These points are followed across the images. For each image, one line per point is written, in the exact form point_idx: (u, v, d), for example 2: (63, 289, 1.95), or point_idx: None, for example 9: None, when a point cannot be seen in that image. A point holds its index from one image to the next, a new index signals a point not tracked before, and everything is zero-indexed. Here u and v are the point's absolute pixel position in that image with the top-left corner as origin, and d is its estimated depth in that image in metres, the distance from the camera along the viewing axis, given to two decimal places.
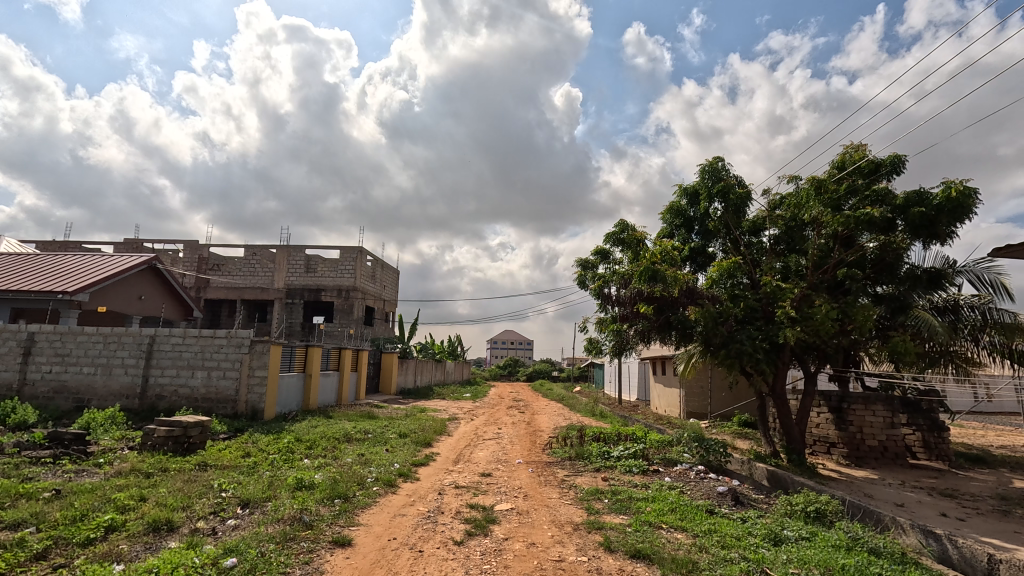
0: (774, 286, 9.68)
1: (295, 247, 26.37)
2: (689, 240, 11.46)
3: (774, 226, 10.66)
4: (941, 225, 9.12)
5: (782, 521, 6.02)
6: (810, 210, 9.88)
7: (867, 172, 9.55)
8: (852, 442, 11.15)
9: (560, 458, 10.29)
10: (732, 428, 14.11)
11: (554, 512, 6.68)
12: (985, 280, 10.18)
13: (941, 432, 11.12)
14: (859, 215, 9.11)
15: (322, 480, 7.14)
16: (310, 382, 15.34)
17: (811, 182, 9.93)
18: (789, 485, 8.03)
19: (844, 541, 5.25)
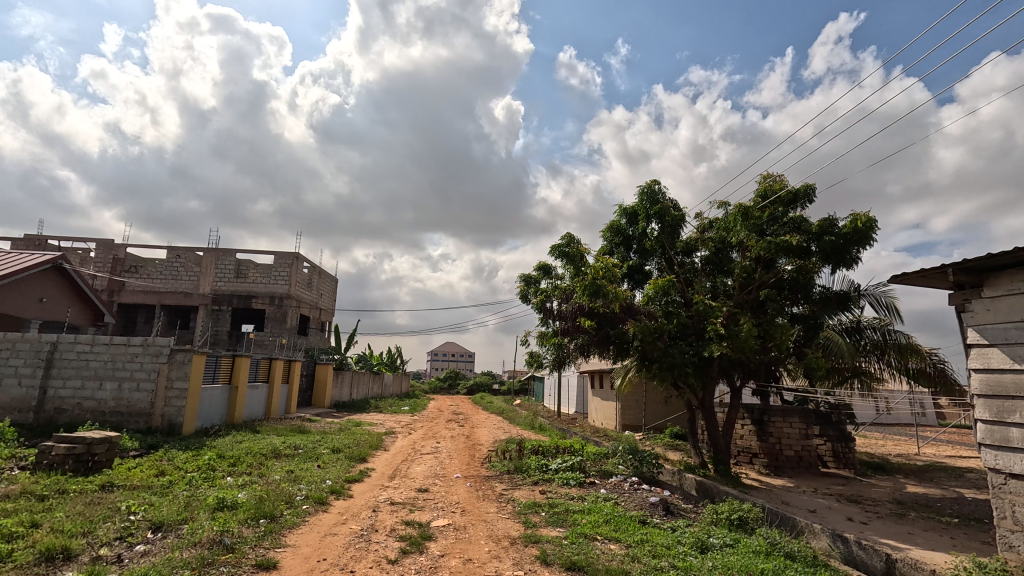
0: (705, 305, 10.23)
1: (225, 251, 24.91)
2: (628, 258, 11.94)
3: (704, 248, 11.31)
4: (848, 252, 10.02)
5: (708, 530, 6.30)
6: (737, 234, 10.59)
7: (786, 201, 10.42)
8: (772, 452, 11.90)
9: (499, 471, 10.27)
10: (664, 440, 14.67)
11: (491, 526, 6.63)
12: (882, 303, 11.23)
13: (848, 442, 12.11)
14: (779, 241, 9.90)
15: (246, 499, 6.71)
16: (236, 394, 14.43)
17: (738, 208, 10.69)
18: (715, 495, 8.41)
19: (763, 547, 5.57)
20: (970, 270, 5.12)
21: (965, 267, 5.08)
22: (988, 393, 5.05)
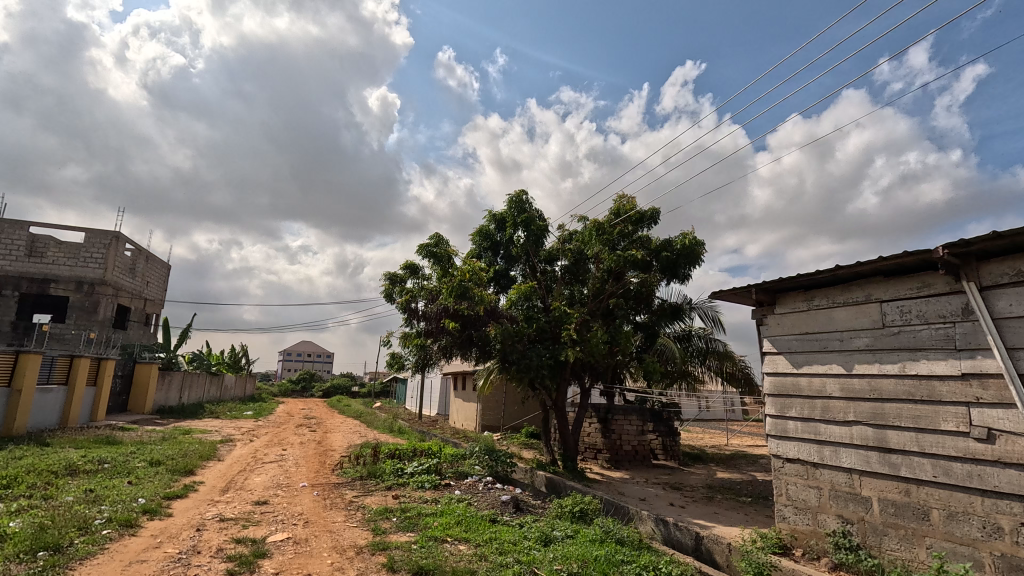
0: (562, 311, 10.89)
1: (13, 223, 20.22)
2: (494, 263, 12.26)
3: (564, 258, 12.06)
4: (681, 268, 11.46)
5: (552, 523, 6.68)
6: (593, 247, 11.47)
7: (634, 220, 11.62)
8: (613, 447, 13.06)
9: (350, 478, 9.78)
10: (520, 440, 15.29)
11: (336, 537, 6.27)
12: (709, 315, 13.03)
13: (674, 436, 13.87)
14: (627, 255, 10.99)
15: (20, 528, 5.46)
16: (18, 399, 11.74)
17: (594, 224, 11.62)
18: (562, 489, 8.97)
19: (598, 535, 6.06)
20: (767, 289, 6.12)
21: (765, 287, 6.06)
22: (775, 392, 6.11)
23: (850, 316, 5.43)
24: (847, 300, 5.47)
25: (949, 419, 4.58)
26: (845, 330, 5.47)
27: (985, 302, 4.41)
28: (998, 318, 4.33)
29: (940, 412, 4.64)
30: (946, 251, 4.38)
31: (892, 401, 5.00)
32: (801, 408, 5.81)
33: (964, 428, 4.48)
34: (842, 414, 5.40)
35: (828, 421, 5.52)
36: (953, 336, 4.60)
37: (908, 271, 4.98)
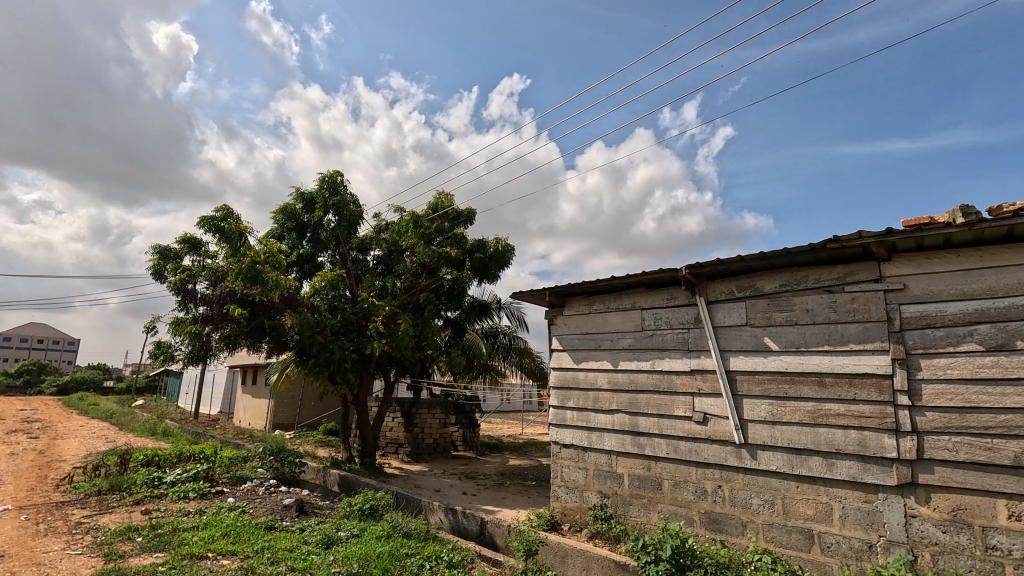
0: (370, 302, 10.48)
1: None
2: (298, 246, 11.21)
3: (378, 248, 11.63)
4: (491, 269, 12.02)
5: (338, 524, 6.34)
6: (408, 239, 11.30)
7: (450, 218, 11.82)
8: (415, 441, 13.05)
9: (82, 494, 7.88)
10: (316, 437, 14.29)
11: (47, 571, 4.95)
12: (514, 315, 13.94)
13: (474, 428, 14.56)
14: (441, 251, 11.15)
15: None
16: None
17: (411, 215, 11.45)
18: (355, 487, 8.61)
19: (385, 531, 5.95)
20: (559, 293, 6.75)
21: (557, 291, 6.68)
22: (558, 385, 6.79)
23: (619, 320, 6.32)
24: (620, 305, 6.36)
25: (680, 406, 5.64)
26: (615, 332, 6.34)
27: (710, 313, 5.55)
28: (717, 326, 5.49)
29: (674, 401, 5.71)
30: (688, 270, 5.37)
31: (644, 392, 5.97)
32: (578, 399, 6.57)
33: (689, 413, 5.57)
34: (608, 404, 6.25)
35: (597, 410, 6.35)
36: (687, 340, 5.69)
37: (663, 285, 5.99)
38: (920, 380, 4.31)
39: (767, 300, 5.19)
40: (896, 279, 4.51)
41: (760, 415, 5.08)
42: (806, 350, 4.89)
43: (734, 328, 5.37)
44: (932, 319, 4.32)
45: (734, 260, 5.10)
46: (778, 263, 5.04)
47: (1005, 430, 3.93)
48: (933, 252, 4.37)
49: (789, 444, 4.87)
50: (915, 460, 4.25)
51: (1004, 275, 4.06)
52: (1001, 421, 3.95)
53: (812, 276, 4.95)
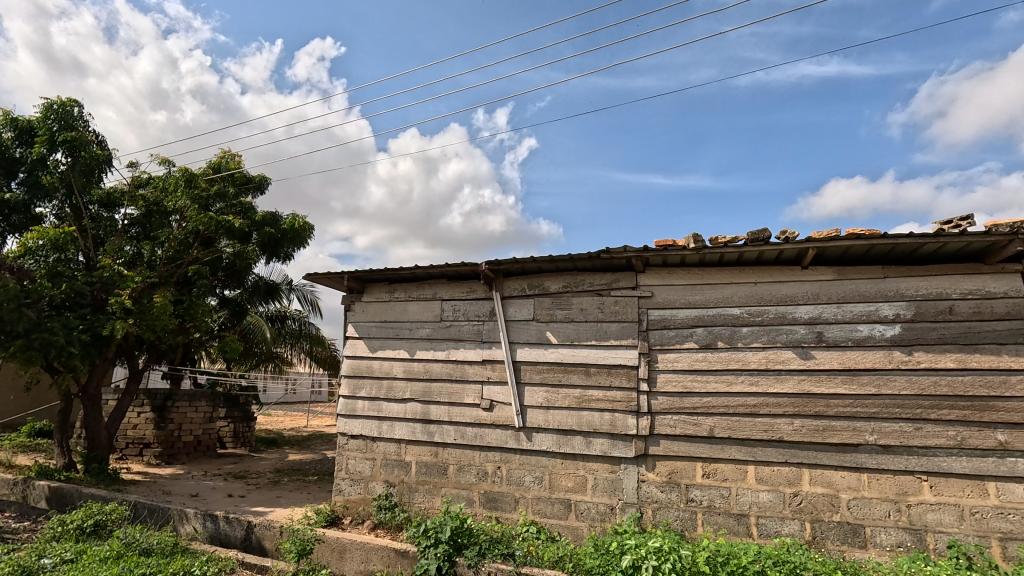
0: (112, 272, 8.49)
1: None
2: (3, 189, 8.48)
3: (132, 206, 9.45)
4: (283, 247, 10.78)
5: (41, 550, 4.94)
6: (176, 200, 9.50)
7: (237, 182, 10.53)
8: (168, 440, 10.84)
9: None
10: (15, 441, 10.94)
11: None
12: (307, 299, 12.83)
13: (248, 422, 13.07)
14: (221, 220, 9.56)
15: None
16: None
17: (183, 172, 9.63)
18: (73, 500, 6.85)
19: (114, 551, 4.85)
20: (358, 278, 6.42)
21: (356, 276, 6.34)
22: (350, 374, 6.47)
23: (419, 309, 6.32)
24: (421, 295, 6.36)
25: (470, 394, 5.92)
26: (414, 321, 6.32)
27: (503, 308, 5.95)
28: (508, 320, 5.91)
29: (465, 389, 5.96)
30: (487, 266, 5.65)
31: (437, 381, 6.09)
32: (370, 388, 6.36)
33: (478, 400, 5.87)
34: (401, 393, 6.21)
35: (390, 399, 6.25)
36: (481, 331, 6.00)
37: (463, 278, 6.19)
38: (657, 370, 5.32)
39: (552, 299, 5.79)
40: (647, 288, 5.48)
41: (538, 401, 5.64)
42: (578, 344, 5.61)
43: (523, 322, 5.85)
44: (668, 321, 5.37)
45: (528, 260, 5.54)
46: (563, 267, 5.65)
47: (705, 409, 5.11)
48: (673, 268, 5.43)
49: (558, 426, 5.52)
50: (648, 435, 5.23)
51: (713, 291, 5.28)
52: (704, 402, 5.13)
53: (588, 280, 5.69)
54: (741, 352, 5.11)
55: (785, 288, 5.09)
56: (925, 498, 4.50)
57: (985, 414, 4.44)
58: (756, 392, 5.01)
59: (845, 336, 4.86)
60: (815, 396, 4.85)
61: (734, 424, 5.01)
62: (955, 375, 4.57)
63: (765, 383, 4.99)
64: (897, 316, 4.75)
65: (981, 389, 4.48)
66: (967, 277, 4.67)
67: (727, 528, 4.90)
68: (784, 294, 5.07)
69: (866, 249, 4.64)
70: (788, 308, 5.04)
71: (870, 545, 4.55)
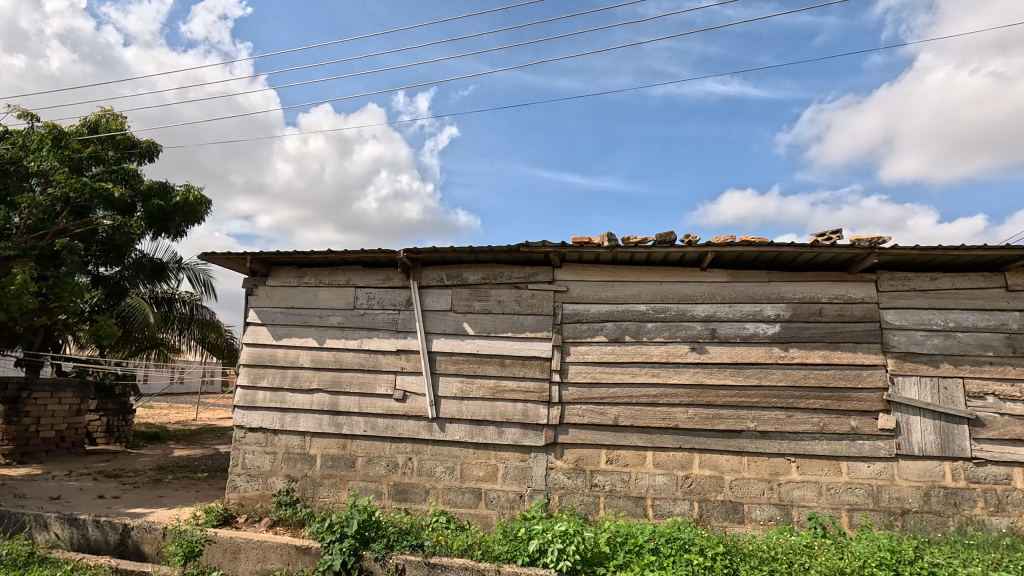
0: None
1: None
2: None
3: None
4: (173, 222, 9.78)
5: None
6: (40, 160, 8.15)
7: (119, 146, 9.53)
8: (22, 437, 9.38)
9: None
10: None
11: None
12: (200, 279, 11.74)
13: (126, 415, 11.73)
14: (97, 187, 8.42)
15: None
16: None
17: (50, 128, 8.31)
18: None
19: None
20: (263, 260, 5.98)
21: (261, 258, 5.90)
22: (250, 363, 6.03)
23: (331, 296, 6.04)
24: (332, 281, 6.07)
25: (382, 384, 5.77)
26: (325, 308, 6.02)
27: (420, 297, 5.85)
28: (425, 310, 5.83)
29: (377, 379, 5.80)
30: (405, 254, 5.51)
31: (348, 370, 5.87)
32: (272, 377, 5.98)
33: (390, 391, 5.74)
34: (307, 383, 5.90)
35: (294, 389, 5.92)
36: (397, 321, 5.86)
37: (379, 265, 6.00)
38: (568, 362, 5.53)
39: (470, 290, 5.79)
40: (563, 283, 5.66)
41: (452, 392, 5.63)
42: (495, 335, 5.66)
43: (440, 313, 5.80)
44: (580, 316, 5.59)
45: (448, 251, 5.49)
46: (483, 259, 5.67)
47: (611, 399, 5.41)
48: (588, 265, 5.65)
49: (471, 417, 5.56)
50: (557, 424, 5.42)
51: (623, 288, 5.58)
52: (610, 393, 5.42)
53: (506, 273, 5.76)
54: (645, 346, 5.45)
55: (686, 287, 5.50)
56: (792, 477, 5.11)
57: (841, 403, 5.12)
58: (657, 384, 5.38)
59: (735, 333, 5.35)
60: (708, 387, 5.31)
61: (636, 413, 5.35)
62: (820, 369, 5.22)
63: (665, 375, 5.37)
64: (778, 317, 5.33)
65: (839, 381, 5.16)
66: (834, 284, 5.34)
67: (626, 511, 5.23)
68: (685, 293, 5.48)
69: (755, 256, 5.14)
70: (688, 306, 5.46)
71: (747, 520, 5.08)
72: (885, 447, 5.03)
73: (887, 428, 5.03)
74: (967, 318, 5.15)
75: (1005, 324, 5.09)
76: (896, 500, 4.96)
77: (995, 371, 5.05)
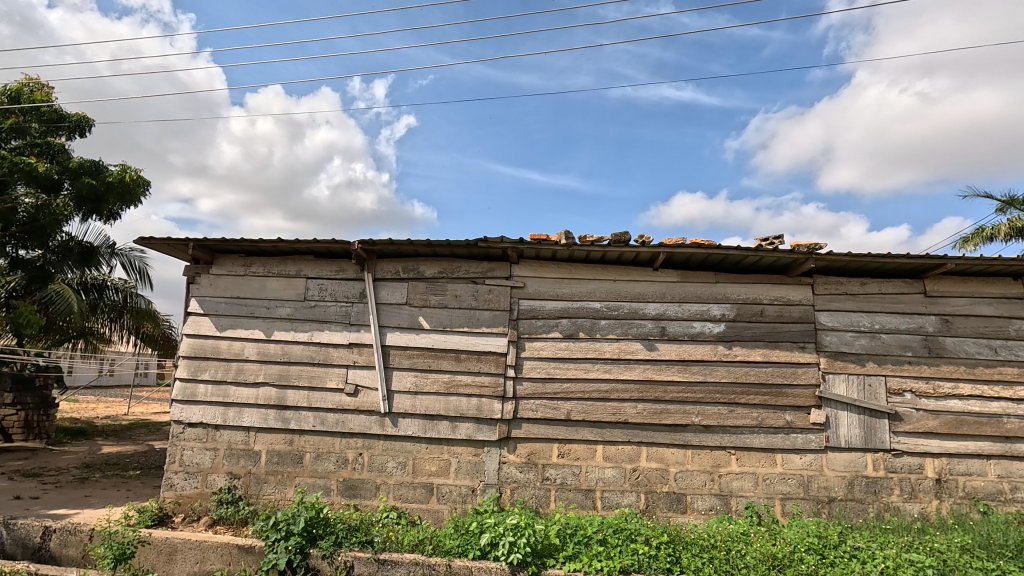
0: None
1: None
2: None
3: None
4: (106, 204, 9.07)
5: None
6: None
7: (45, 119, 8.87)
8: None
9: None
10: None
11: None
12: (134, 266, 11.03)
13: (47, 410, 10.96)
14: (17, 161, 8.07)
15: None
16: None
17: None
18: None
19: None
20: (207, 247, 5.68)
21: (204, 245, 5.61)
22: (190, 355, 5.73)
23: (280, 286, 5.82)
24: (282, 271, 5.85)
25: (333, 378, 5.63)
26: (273, 299, 5.81)
27: (375, 290, 5.74)
28: (379, 303, 5.72)
29: (328, 373, 5.65)
30: (360, 246, 5.39)
31: (297, 364, 5.68)
32: (215, 370, 5.71)
33: (341, 385, 5.61)
34: (253, 376, 5.67)
35: (239, 382, 5.68)
36: (350, 314, 5.72)
37: (333, 256, 5.84)
38: (523, 357, 5.58)
39: (426, 284, 5.73)
40: (520, 279, 5.70)
41: (405, 386, 5.57)
42: (450, 330, 5.64)
43: (394, 306, 5.71)
44: (536, 312, 5.65)
45: (404, 243, 5.41)
46: (440, 253, 5.63)
47: (564, 394, 5.50)
48: (544, 262, 5.72)
49: (425, 412, 5.52)
50: (511, 419, 5.47)
51: (579, 285, 5.68)
52: (563, 388, 5.51)
53: (464, 267, 5.74)
54: (598, 342, 5.58)
55: (638, 287, 5.66)
56: (732, 468, 5.38)
57: (778, 398, 5.43)
58: (608, 379, 5.52)
59: (683, 331, 5.57)
60: (656, 383, 5.49)
61: (588, 407, 5.48)
62: (760, 366, 5.51)
63: (616, 371, 5.52)
64: (723, 316, 5.58)
65: (777, 378, 5.47)
66: (775, 286, 5.64)
67: (576, 503, 5.35)
68: (637, 292, 5.64)
69: (703, 257, 5.36)
70: (640, 304, 5.62)
71: (689, 510, 5.31)
72: (815, 440, 5.37)
73: (818, 422, 5.38)
74: (890, 321, 5.57)
75: (923, 326, 5.55)
76: (823, 489, 5.32)
77: (913, 369, 5.49)
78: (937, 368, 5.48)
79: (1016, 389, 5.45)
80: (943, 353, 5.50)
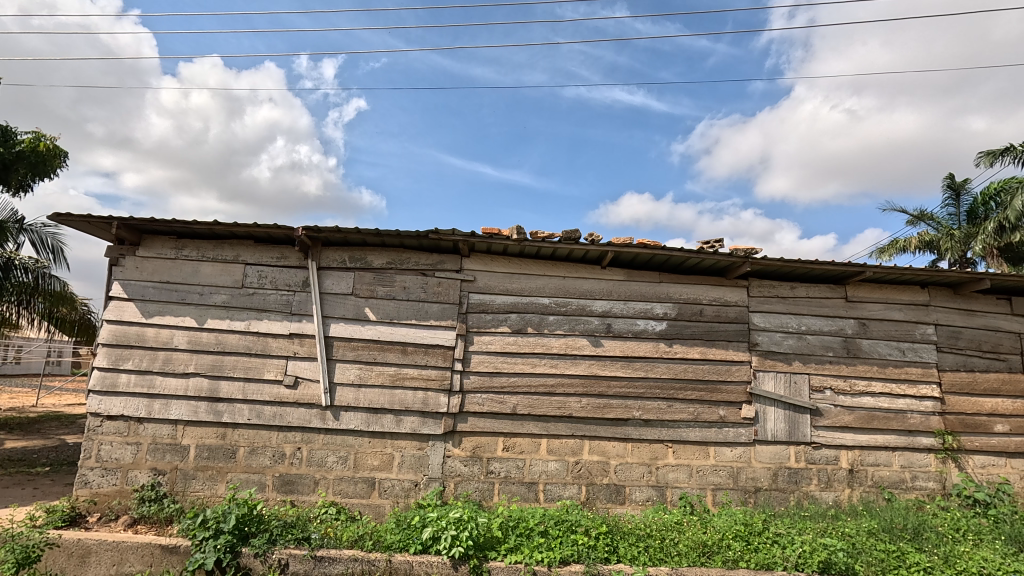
0: None
1: None
2: None
3: None
4: (15, 174, 8.23)
5: None
6: None
7: None
8: None
9: None
10: None
11: None
12: (48, 244, 10.09)
13: None
14: None
15: None
16: None
17: None
18: None
19: None
20: (133, 227, 5.27)
21: (130, 225, 5.19)
22: (110, 342, 5.31)
23: (215, 272, 5.49)
24: (218, 256, 5.53)
25: (271, 369, 5.38)
26: (206, 285, 5.47)
27: (318, 279, 5.53)
28: (323, 292, 5.52)
29: (265, 364, 5.40)
30: (304, 233, 5.17)
31: (231, 354, 5.39)
32: (139, 359, 5.32)
33: (280, 376, 5.38)
34: (182, 366, 5.34)
35: (166, 372, 5.32)
36: (291, 303, 5.49)
37: (274, 242, 5.57)
38: (471, 351, 5.57)
39: (374, 275, 5.59)
40: (470, 272, 5.67)
41: (349, 379, 5.41)
42: (397, 322, 5.53)
43: (340, 296, 5.53)
44: (485, 306, 5.64)
45: (352, 231, 5.24)
46: (388, 243, 5.49)
47: (511, 388, 5.54)
48: (495, 256, 5.71)
49: (368, 405, 5.39)
50: (457, 413, 5.45)
51: (530, 281, 5.72)
52: (510, 382, 5.54)
53: (413, 259, 5.64)
54: (545, 338, 5.64)
55: (587, 284, 5.77)
56: (668, 460, 5.61)
57: (713, 394, 5.71)
58: (554, 374, 5.60)
59: (627, 328, 5.73)
60: (601, 378, 5.63)
61: (534, 402, 5.54)
62: (697, 363, 5.76)
63: (562, 365, 5.61)
64: (665, 315, 5.79)
65: (712, 375, 5.74)
66: (714, 288, 5.91)
67: (519, 496, 5.41)
68: (585, 289, 5.75)
69: (648, 257, 5.53)
70: (587, 301, 5.74)
71: (628, 501, 5.50)
72: (745, 434, 5.70)
73: (748, 416, 5.70)
74: (815, 323, 5.98)
75: (843, 328, 5.99)
76: (751, 480, 5.66)
77: (833, 368, 5.92)
78: (854, 367, 5.94)
79: (918, 387, 6.00)
80: (859, 353, 5.97)
